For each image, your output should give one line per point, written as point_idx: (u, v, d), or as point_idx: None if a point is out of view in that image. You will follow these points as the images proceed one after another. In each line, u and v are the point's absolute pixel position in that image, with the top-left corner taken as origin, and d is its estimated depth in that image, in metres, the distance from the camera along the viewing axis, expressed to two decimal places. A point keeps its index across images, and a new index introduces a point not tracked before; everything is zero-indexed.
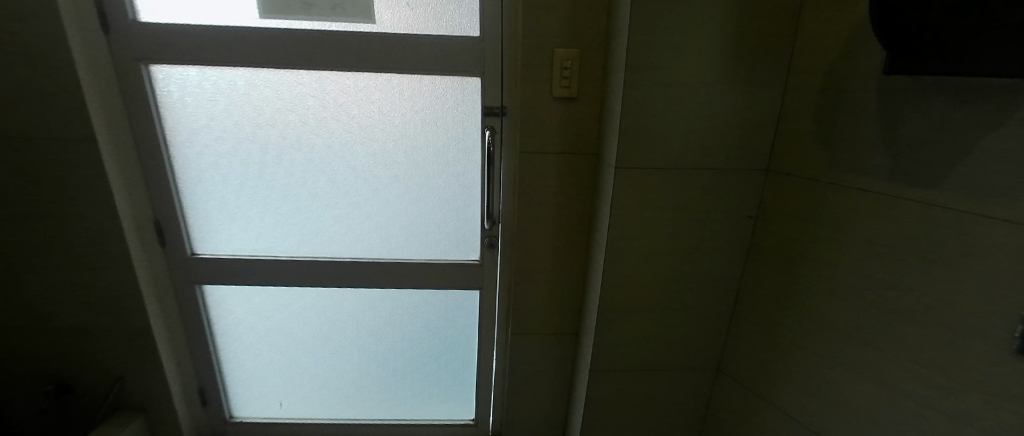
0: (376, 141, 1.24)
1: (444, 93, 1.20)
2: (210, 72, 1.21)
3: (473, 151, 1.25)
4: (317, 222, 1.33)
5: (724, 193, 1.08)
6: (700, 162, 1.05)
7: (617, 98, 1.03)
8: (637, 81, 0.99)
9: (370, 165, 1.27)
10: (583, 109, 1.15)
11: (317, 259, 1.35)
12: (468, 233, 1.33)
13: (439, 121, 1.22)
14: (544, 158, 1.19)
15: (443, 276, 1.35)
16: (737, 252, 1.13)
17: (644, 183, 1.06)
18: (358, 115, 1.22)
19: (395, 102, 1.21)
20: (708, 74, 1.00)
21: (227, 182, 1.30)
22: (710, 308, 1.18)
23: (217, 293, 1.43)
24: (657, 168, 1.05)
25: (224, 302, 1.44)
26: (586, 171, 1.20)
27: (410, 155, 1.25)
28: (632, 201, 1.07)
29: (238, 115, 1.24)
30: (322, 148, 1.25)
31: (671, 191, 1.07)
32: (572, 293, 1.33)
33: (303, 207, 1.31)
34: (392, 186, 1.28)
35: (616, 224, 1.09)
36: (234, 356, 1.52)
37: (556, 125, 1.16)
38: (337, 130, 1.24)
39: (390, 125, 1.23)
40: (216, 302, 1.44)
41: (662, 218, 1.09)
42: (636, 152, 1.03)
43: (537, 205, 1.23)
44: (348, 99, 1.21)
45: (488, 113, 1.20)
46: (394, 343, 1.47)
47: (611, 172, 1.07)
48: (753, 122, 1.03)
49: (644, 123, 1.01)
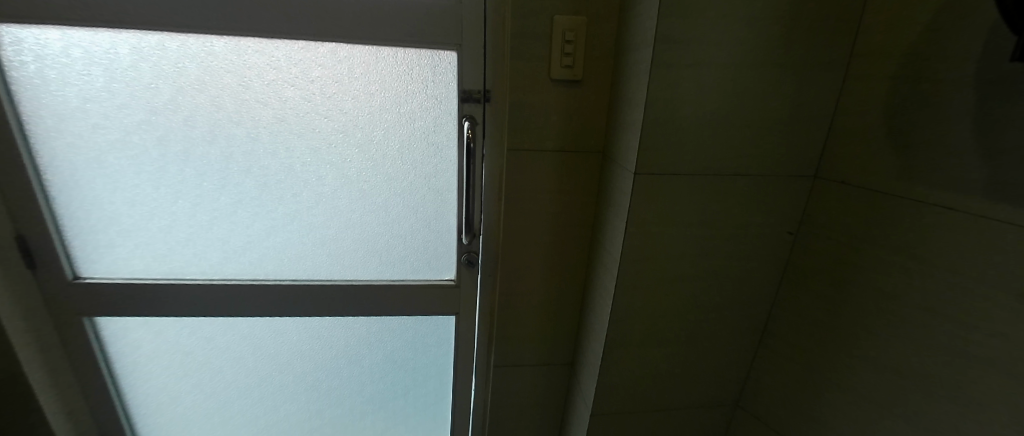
0: (318, 134, 0.95)
1: (409, 73, 0.92)
2: (78, 36, 0.87)
3: (447, 146, 0.99)
4: (245, 235, 1.03)
5: (760, 204, 0.88)
6: (737, 166, 0.84)
7: (639, 83, 0.78)
8: (666, 61, 0.75)
9: (311, 164, 0.98)
10: (587, 97, 0.91)
11: (245, 283, 1.05)
12: (442, 248, 1.07)
13: (402, 108, 0.95)
14: (537, 158, 0.94)
15: (411, 301, 1.09)
16: (770, 273, 0.95)
17: (669, 192, 0.83)
18: (293, 98, 0.92)
19: (342, 83, 0.92)
20: (755, 53, 0.77)
21: (116, 186, 0.98)
22: (734, 338, 1.00)
23: (117, 326, 1.11)
24: (685, 174, 0.82)
25: (127, 336, 1.13)
26: (588, 174, 0.97)
27: (365, 151, 0.97)
28: (652, 215, 0.84)
29: (124, 96, 0.91)
30: (245, 141, 0.95)
31: (700, 203, 0.85)
32: (567, 318, 1.11)
33: (225, 219, 1.01)
34: (341, 191, 1.00)
35: (632, 245, 0.86)
36: (145, 400, 1.21)
37: (555, 115, 0.92)
38: (265, 117, 0.93)
39: (337, 112, 0.94)
40: (117, 337, 1.13)
41: (686, 235, 0.87)
42: (662, 153, 0.80)
43: (528, 215, 0.99)
44: (278, 76, 0.91)
45: (466, 99, 0.93)
46: (350, 380, 1.21)
47: (626, 178, 0.83)
48: (803, 116, 0.83)
49: (674, 116, 0.78)
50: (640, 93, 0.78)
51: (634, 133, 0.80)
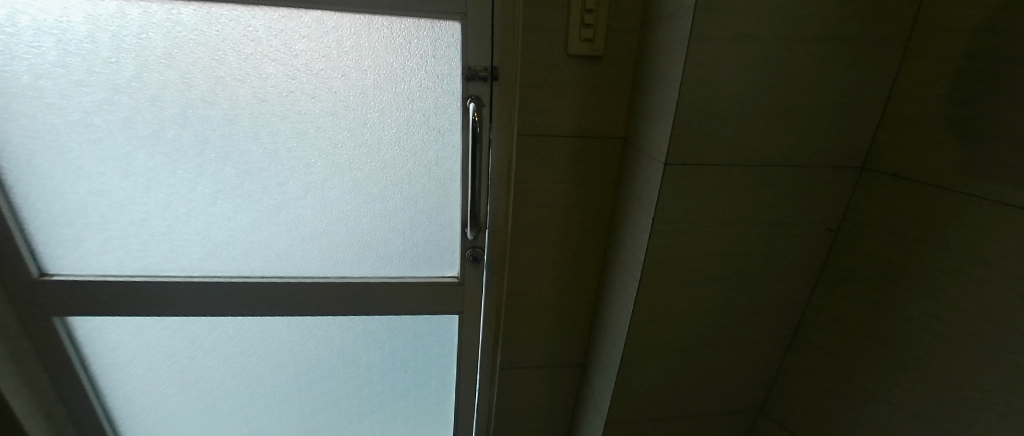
0: (305, 116, 0.85)
1: (406, 47, 0.81)
2: (24, 1, 0.75)
3: (449, 131, 0.89)
4: (226, 229, 0.93)
5: (800, 198, 0.78)
6: (779, 156, 0.74)
7: (674, 59, 0.68)
8: (706, 33, 0.64)
9: (297, 150, 0.87)
10: (609, 76, 0.81)
11: (229, 281, 0.96)
12: (444, 242, 0.98)
13: (398, 87, 0.84)
14: (550, 145, 0.84)
15: (411, 299, 1.01)
16: (805, 273, 0.86)
17: (702, 185, 0.73)
18: (274, 75, 0.81)
19: (331, 58, 0.81)
20: (807, 25, 0.67)
21: (78, 173, 0.87)
22: (760, 342, 0.92)
23: (92, 326, 1.03)
24: (721, 165, 0.72)
25: (104, 336, 1.04)
26: (607, 163, 0.87)
27: (358, 136, 0.87)
28: (682, 211, 0.75)
29: (81, 72, 0.80)
30: (223, 124, 0.84)
31: (736, 196, 0.75)
32: (580, 318, 1.03)
33: (204, 211, 0.91)
34: (333, 180, 0.90)
35: (658, 244, 0.77)
36: (126, 402, 1.13)
37: (571, 96, 0.81)
38: (244, 97, 0.83)
39: (325, 91, 0.83)
40: (93, 337, 1.04)
41: (717, 233, 0.78)
42: (696, 141, 0.70)
43: (539, 208, 0.90)
44: (257, 50, 0.80)
45: (471, 77, 0.82)
46: (346, 381, 1.13)
47: (654, 168, 0.74)
48: (855, 99, 0.73)
49: (711, 98, 0.68)
50: (674, 70, 0.68)
51: (666, 117, 0.70)
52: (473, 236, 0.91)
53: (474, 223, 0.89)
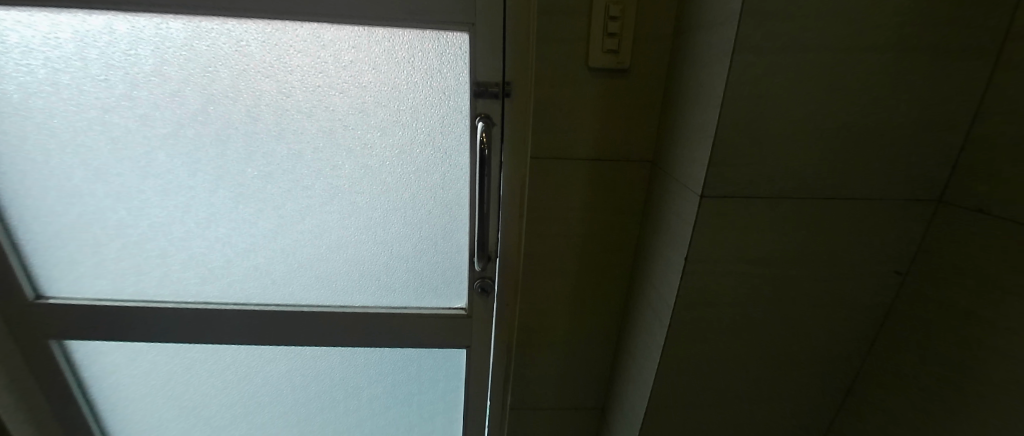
0: (300, 136, 0.78)
1: (409, 60, 0.74)
2: (13, 18, 0.72)
3: (457, 151, 0.81)
4: (221, 254, 0.88)
5: (860, 234, 0.67)
6: (838, 187, 0.63)
7: (716, 74, 0.57)
8: (755, 43, 0.54)
9: (292, 172, 0.81)
10: (635, 92, 0.71)
11: (224, 308, 0.91)
12: (452, 271, 0.90)
13: (401, 104, 0.77)
14: (567, 169, 0.75)
15: (415, 332, 0.93)
16: (865, 320, 0.73)
17: (743, 221, 0.62)
18: (269, 92, 0.75)
19: (328, 74, 0.74)
20: (877, 33, 0.56)
21: (70, 195, 0.83)
22: (809, 397, 0.79)
23: (90, 349, 0.99)
24: (766, 197, 0.62)
25: (102, 360, 1.01)
26: (632, 189, 0.77)
27: (357, 157, 0.80)
28: (720, 250, 0.64)
29: (72, 91, 0.76)
30: (215, 144, 0.79)
31: (783, 233, 0.64)
32: (599, 358, 0.93)
33: (198, 235, 0.86)
34: (330, 205, 0.83)
35: (690, 286, 0.66)
36: (125, 427, 1.10)
37: (592, 115, 0.72)
38: (237, 116, 0.77)
39: (322, 110, 0.76)
40: (91, 361, 1.01)
41: (762, 274, 0.67)
42: (738, 170, 0.59)
43: (553, 237, 0.81)
44: (251, 65, 0.74)
45: (480, 93, 0.74)
46: (348, 414, 1.06)
47: (689, 200, 0.63)
48: (937, 120, 0.61)
49: (757, 120, 0.57)
50: (716, 87, 0.57)
51: (705, 141, 0.59)
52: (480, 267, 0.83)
53: (481, 253, 0.81)
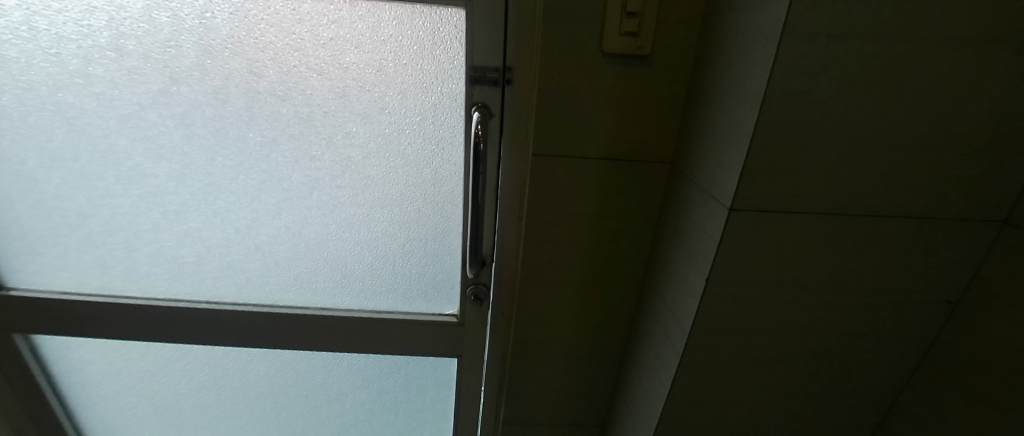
0: (275, 122, 0.70)
1: (397, 39, 0.65)
2: None
3: (450, 144, 0.72)
4: (190, 250, 0.80)
5: (910, 257, 0.57)
6: (891, 202, 0.53)
7: (758, 65, 0.48)
8: (807, 28, 0.44)
9: (266, 163, 0.72)
10: (655, 83, 0.61)
11: (197, 307, 0.84)
12: (443, 276, 0.82)
13: (388, 89, 0.68)
14: (573, 169, 0.67)
15: (402, 338, 0.86)
16: (904, 352, 0.65)
17: (776, 239, 0.54)
18: (238, 72, 0.66)
19: (305, 52, 0.65)
20: (957, 20, 0.46)
21: (26, 181, 0.76)
22: (833, 431, 0.71)
23: (58, 344, 0.93)
24: (805, 212, 0.53)
25: (72, 355, 0.95)
26: (646, 193, 0.68)
27: (337, 148, 0.71)
28: (747, 271, 0.55)
29: (21, 65, 0.68)
30: (180, 128, 0.70)
31: (821, 254, 0.56)
32: (602, 374, 0.85)
33: (165, 227, 0.79)
34: (309, 200, 0.75)
35: (710, 310, 0.58)
36: (99, 423, 1.04)
37: (604, 108, 0.63)
38: (204, 98, 0.68)
39: (298, 94, 0.68)
40: (60, 356, 0.95)
41: (791, 298, 0.59)
42: (775, 180, 0.50)
43: (555, 244, 0.73)
44: (217, 40, 0.65)
45: (476, 79, 0.64)
46: (330, 419, 1.00)
47: (715, 214, 0.54)
48: (1022, 127, 0.51)
49: (801, 123, 0.48)
50: (757, 81, 0.47)
51: (739, 146, 0.50)
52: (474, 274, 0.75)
53: (475, 260, 0.73)
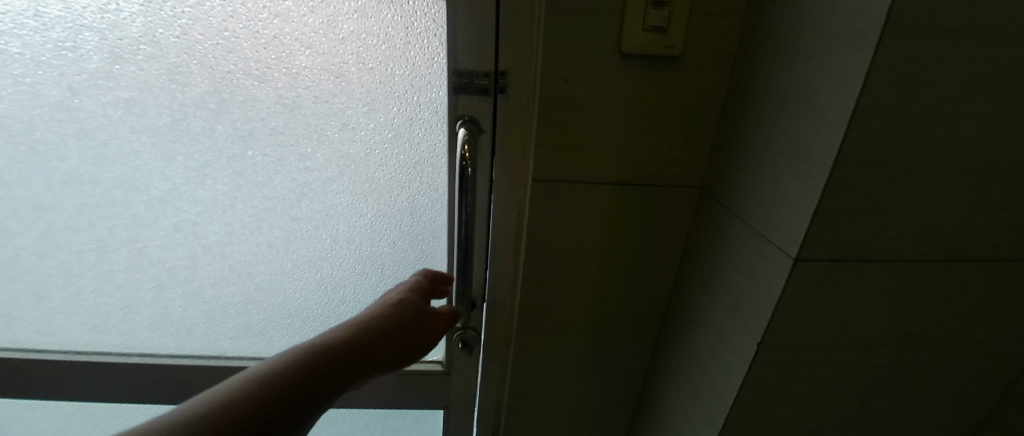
0: (209, 143, 0.56)
1: (360, 37, 0.51)
2: None
3: (430, 166, 0.59)
4: (115, 295, 0.66)
5: (1006, 307, 0.46)
6: (998, 244, 0.41)
7: (843, 72, 0.35)
8: (915, 23, 0.32)
9: (200, 193, 0.59)
10: (685, 90, 0.49)
11: (125, 363, 0.70)
12: None
13: (350, 99, 0.54)
14: (582, 196, 0.54)
15: (378, 390, 0.73)
16: (979, 410, 0.54)
17: (845, 292, 0.42)
18: (157, 81, 0.52)
19: (241, 54, 0.51)
20: None
21: None
22: None
23: None
24: (888, 260, 0.41)
25: None
26: (671, 223, 0.56)
27: (288, 172, 0.58)
28: (807, 331, 0.43)
29: None
30: (89, 151, 0.56)
31: (901, 310, 0.44)
32: (611, 427, 0.73)
33: (81, 270, 0.64)
34: (255, 236, 0.61)
35: (757, 378, 0.46)
36: None
37: (620, 122, 0.50)
38: (116, 112, 0.54)
39: (236, 106, 0.54)
40: None
41: (862, 361, 0.47)
42: (852, 221, 0.38)
43: (560, 284, 0.60)
44: (127, 40, 0.50)
45: (462, 86, 0.51)
46: None
47: (775, 263, 0.42)
48: None
49: (892, 149, 0.36)
50: (843, 95, 0.35)
51: (812, 179, 0.38)
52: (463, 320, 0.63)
53: (463, 305, 0.60)
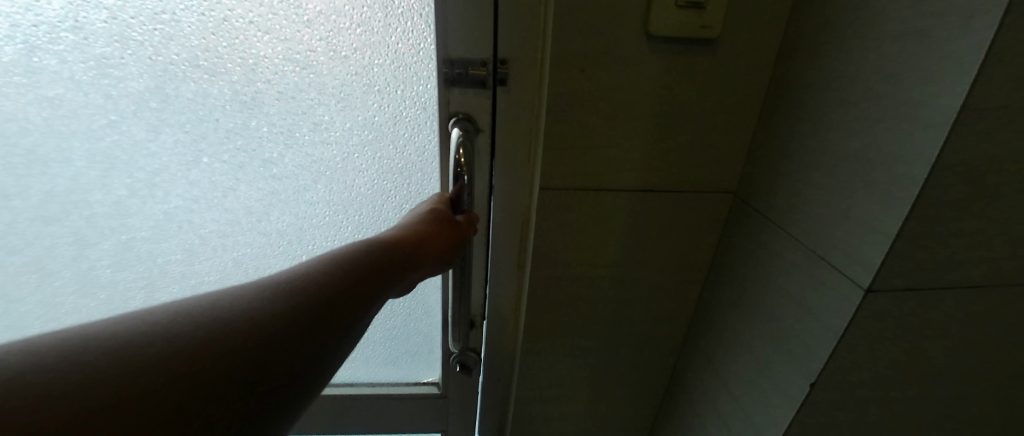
0: (157, 148, 0.51)
1: (328, 20, 0.44)
2: None
3: (410, 168, 0.53)
4: (94, 308, 0.65)
5: None
6: None
7: (947, 54, 0.27)
8: None
9: (164, 203, 0.55)
10: (723, 81, 0.41)
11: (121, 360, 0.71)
12: (419, 341, 0.64)
13: (321, 94, 0.48)
14: (605, 205, 0.47)
15: (371, 414, 0.68)
16: None
17: (917, 326, 0.35)
18: (86, 76, 0.46)
19: (188, 44, 0.45)
20: None
21: None
22: None
23: None
24: (967, 288, 0.34)
25: None
26: (699, 235, 0.49)
27: (253, 178, 0.53)
28: (865, 370, 0.37)
29: None
30: (14, 159, 0.51)
31: (979, 343, 0.37)
32: None
33: (37, 279, 0.61)
34: (236, 247, 0.60)
35: (800, 419, 0.40)
36: None
37: (645, 119, 0.42)
38: (40, 113, 0.48)
39: (191, 103, 0.48)
40: None
41: (941, 400, 0.39)
42: (935, 248, 0.31)
43: (573, 303, 0.53)
44: (44, 26, 0.44)
45: (455, 79, 0.43)
46: None
47: (839, 294, 0.35)
48: None
49: (993, 160, 0.29)
50: (948, 88, 0.27)
51: (892, 194, 0.31)
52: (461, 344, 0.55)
53: (460, 327, 0.53)
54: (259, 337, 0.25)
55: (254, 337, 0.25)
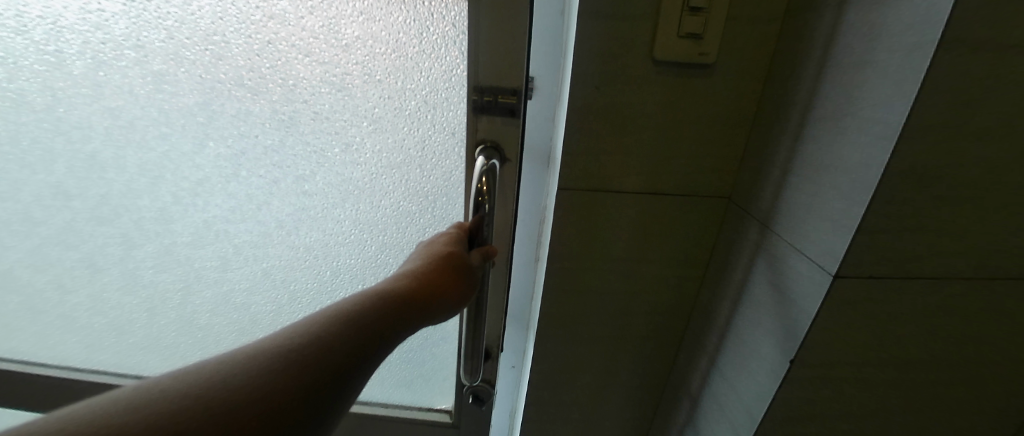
0: (202, 160, 0.59)
1: (360, 44, 0.51)
2: None
3: (428, 185, 0.60)
4: (155, 293, 0.75)
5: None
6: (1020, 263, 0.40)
7: (891, 86, 0.34)
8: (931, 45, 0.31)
9: (208, 204, 0.63)
10: (710, 109, 0.49)
11: (172, 340, 0.82)
12: (437, 364, 0.75)
13: (349, 116, 0.55)
14: (613, 215, 0.54)
15: (395, 424, 0.80)
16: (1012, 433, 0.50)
17: (863, 317, 0.41)
18: (143, 90, 0.55)
19: (234, 63, 0.52)
20: None
21: None
22: None
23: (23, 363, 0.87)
24: (902, 282, 0.39)
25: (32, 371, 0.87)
26: (695, 241, 0.56)
27: (295, 186, 0.60)
28: (819, 354, 0.43)
29: None
30: (77, 163, 0.62)
31: (918, 330, 0.42)
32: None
33: (106, 262, 0.72)
34: (272, 254, 0.67)
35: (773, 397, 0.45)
36: None
37: (648, 138, 0.50)
38: (103, 123, 0.58)
39: (239, 120, 0.56)
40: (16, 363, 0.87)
41: (889, 381, 0.45)
42: (866, 248, 0.37)
43: (579, 299, 0.59)
44: (111, 43, 0.52)
45: (484, 107, 0.51)
46: None
47: (810, 290, 0.41)
48: None
49: (907, 175, 0.35)
50: (896, 106, 0.34)
51: (851, 204, 0.37)
52: (473, 378, 0.62)
53: (472, 362, 0.60)
54: (301, 369, 0.31)
55: (301, 365, 0.31)
